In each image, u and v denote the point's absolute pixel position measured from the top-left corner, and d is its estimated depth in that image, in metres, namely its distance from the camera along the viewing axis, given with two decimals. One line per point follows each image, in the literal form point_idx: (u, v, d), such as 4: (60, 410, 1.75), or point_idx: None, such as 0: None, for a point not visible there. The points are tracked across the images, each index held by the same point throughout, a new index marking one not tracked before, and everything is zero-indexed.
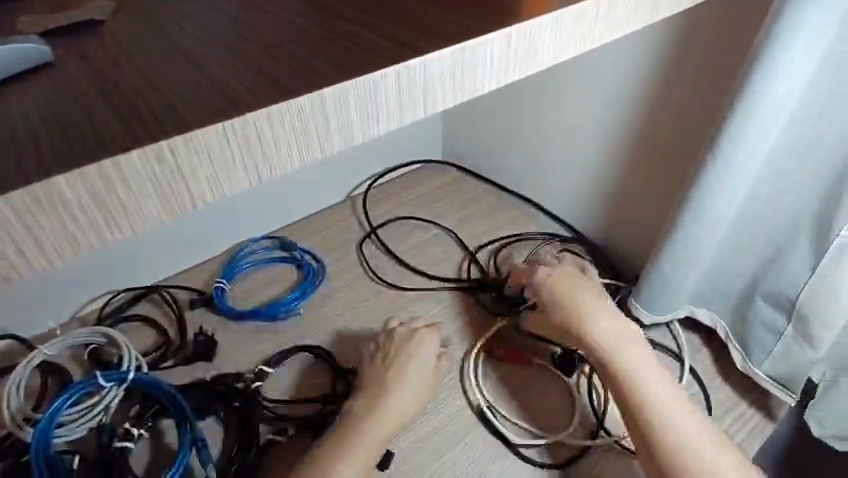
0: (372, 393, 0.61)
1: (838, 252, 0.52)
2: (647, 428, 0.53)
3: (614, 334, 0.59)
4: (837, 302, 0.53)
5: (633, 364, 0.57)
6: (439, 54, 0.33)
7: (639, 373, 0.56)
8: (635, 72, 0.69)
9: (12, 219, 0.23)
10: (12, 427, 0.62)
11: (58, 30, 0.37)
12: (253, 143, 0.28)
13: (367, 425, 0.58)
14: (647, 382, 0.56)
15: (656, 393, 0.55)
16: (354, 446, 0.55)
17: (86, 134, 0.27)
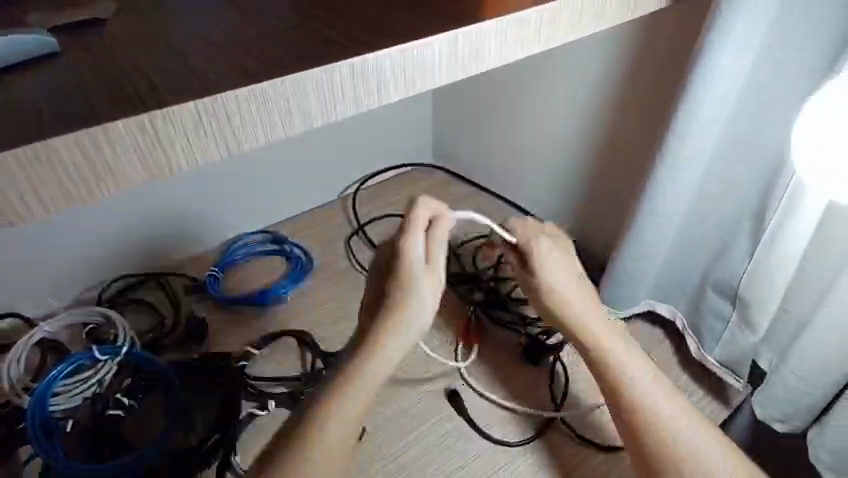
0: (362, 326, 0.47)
1: (769, 243, 0.58)
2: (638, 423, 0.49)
3: (603, 322, 0.53)
4: (771, 287, 0.59)
5: (616, 352, 0.52)
6: (388, 51, 0.39)
7: (625, 367, 0.51)
8: (603, 78, 0.75)
9: (17, 172, 0.28)
10: (12, 394, 0.67)
11: (64, 29, 0.43)
12: (223, 121, 0.34)
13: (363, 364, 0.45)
14: (632, 373, 0.51)
15: (646, 386, 0.50)
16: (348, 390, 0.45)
17: (82, 109, 0.32)
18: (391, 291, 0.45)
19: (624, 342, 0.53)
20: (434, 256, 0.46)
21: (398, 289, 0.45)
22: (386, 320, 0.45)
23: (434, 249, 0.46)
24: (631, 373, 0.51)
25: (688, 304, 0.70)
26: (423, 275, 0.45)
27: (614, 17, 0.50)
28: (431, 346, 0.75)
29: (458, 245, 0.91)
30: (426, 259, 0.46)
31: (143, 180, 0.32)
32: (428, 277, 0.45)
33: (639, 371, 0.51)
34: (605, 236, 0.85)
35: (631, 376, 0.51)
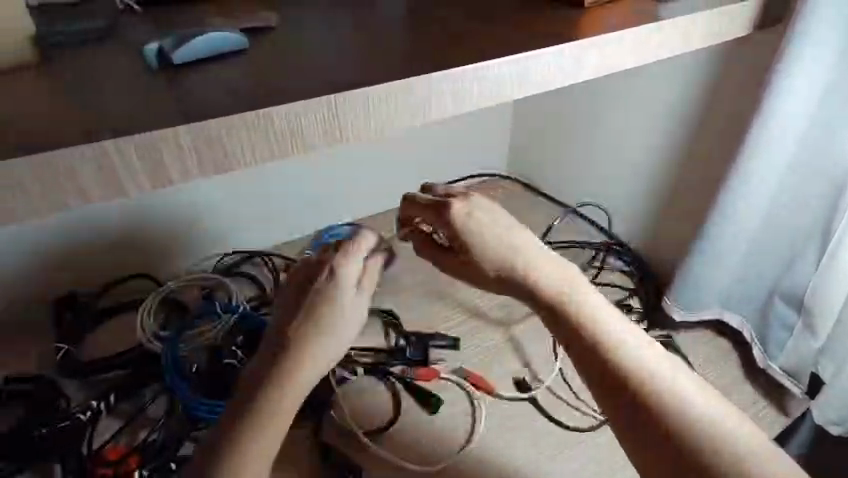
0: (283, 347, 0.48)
1: (833, 253, 0.63)
2: (649, 417, 0.41)
3: (604, 312, 0.46)
4: (835, 291, 0.64)
5: (620, 344, 0.44)
6: (512, 59, 0.47)
7: (646, 366, 0.43)
8: (683, 100, 0.80)
9: (243, 130, 0.38)
10: (143, 339, 0.78)
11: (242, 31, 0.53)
12: (383, 106, 0.43)
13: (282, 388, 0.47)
14: (650, 370, 0.43)
15: (657, 371, 0.43)
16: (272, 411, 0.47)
17: (278, 90, 0.42)
18: (304, 330, 0.49)
19: (629, 331, 0.45)
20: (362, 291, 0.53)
21: (332, 319, 0.50)
22: (300, 354, 0.48)
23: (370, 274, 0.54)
24: (637, 360, 0.43)
25: (754, 313, 0.75)
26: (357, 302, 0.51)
27: (701, 40, 0.58)
28: (505, 337, 0.83)
29: None
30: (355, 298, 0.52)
31: (322, 145, 0.42)
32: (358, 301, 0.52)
33: (645, 355, 0.44)
34: (675, 251, 0.89)
35: (634, 362, 0.43)
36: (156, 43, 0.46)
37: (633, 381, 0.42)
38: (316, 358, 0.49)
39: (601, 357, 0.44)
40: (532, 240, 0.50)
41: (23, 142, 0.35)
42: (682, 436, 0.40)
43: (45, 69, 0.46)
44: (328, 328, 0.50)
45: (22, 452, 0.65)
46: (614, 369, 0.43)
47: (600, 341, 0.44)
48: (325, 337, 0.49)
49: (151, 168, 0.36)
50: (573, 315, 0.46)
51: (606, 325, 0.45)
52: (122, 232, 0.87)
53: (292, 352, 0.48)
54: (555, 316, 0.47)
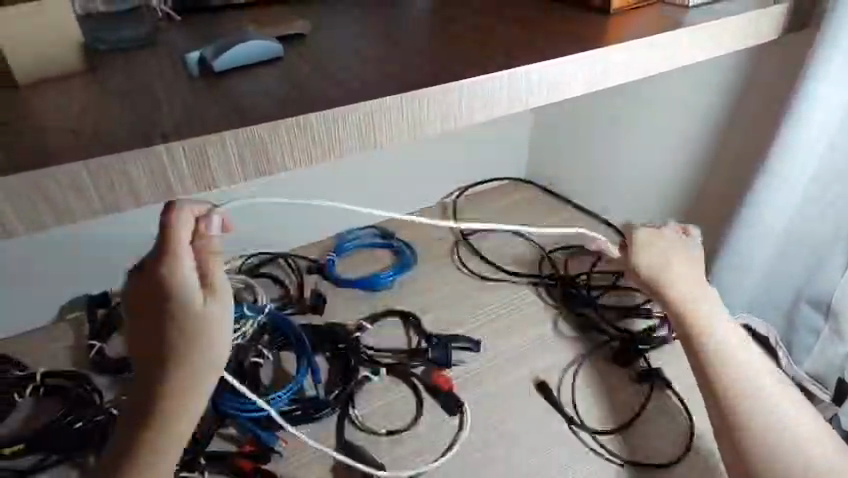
0: (154, 367, 0.43)
1: None
2: (738, 417, 0.51)
3: (723, 326, 0.57)
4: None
5: (728, 354, 0.55)
6: (540, 66, 0.48)
7: (741, 374, 0.53)
8: (706, 104, 0.81)
9: (284, 133, 0.39)
10: None
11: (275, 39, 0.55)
12: (416, 112, 0.44)
13: (164, 413, 0.43)
14: (743, 381, 0.53)
15: (754, 383, 0.53)
16: (154, 440, 0.44)
17: (315, 96, 0.44)
18: (176, 349, 0.43)
19: (743, 347, 0.55)
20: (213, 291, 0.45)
21: (188, 323, 0.43)
22: (165, 364, 0.43)
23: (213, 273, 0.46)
24: (740, 370, 0.53)
25: (781, 319, 0.75)
26: (218, 303, 0.45)
27: (731, 45, 0.59)
28: (526, 339, 0.83)
29: (552, 251, 0.99)
30: (206, 301, 0.44)
31: (357, 148, 0.43)
32: (211, 301, 0.45)
33: (750, 369, 0.54)
34: (699, 256, 0.89)
35: (735, 371, 0.53)
36: (197, 51, 0.48)
37: (733, 387, 0.52)
38: (197, 366, 0.44)
39: (711, 361, 0.54)
40: (690, 266, 0.61)
41: (79, 142, 0.37)
42: (760, 436, 0.50)
43: (94, 77, 0.48)
44: (192, 336, 0.43)
45: (58, 443, 0.68)
46: (719, 374, 0.53)
47: (713, 350, 0.55)
48: (193, 344, 0.43)
49: (197, 169, 0.37)
50: (696, 326, 0.57)
51: (717, 335, 0.56)
52: (151, 233, 0.89)
53: (173, 375, 0.43)
54: (678, 321, 0.58)
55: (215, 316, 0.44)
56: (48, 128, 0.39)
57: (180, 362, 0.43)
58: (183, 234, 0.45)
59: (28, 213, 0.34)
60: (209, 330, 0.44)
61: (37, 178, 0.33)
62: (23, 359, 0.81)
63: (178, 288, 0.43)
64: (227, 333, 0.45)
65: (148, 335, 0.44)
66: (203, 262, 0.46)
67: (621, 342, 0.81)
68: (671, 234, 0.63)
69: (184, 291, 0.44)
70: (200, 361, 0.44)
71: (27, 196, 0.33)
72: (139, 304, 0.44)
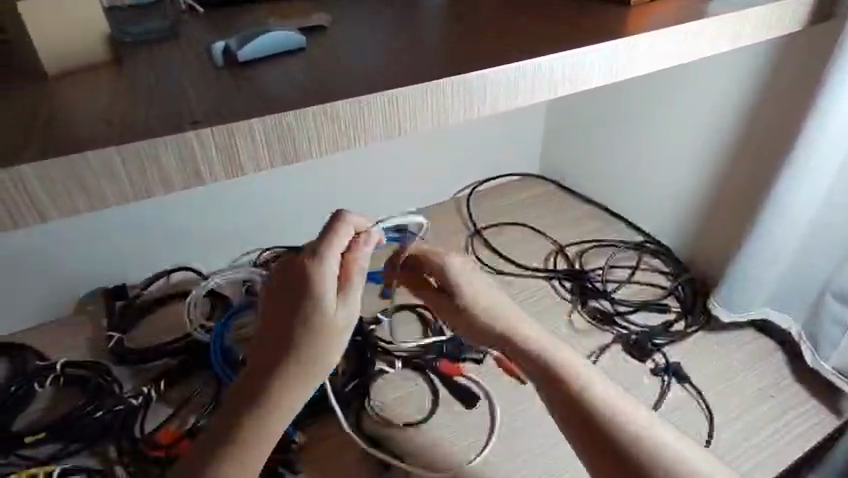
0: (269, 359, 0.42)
1: None
2: (606, 433, 0.50)
3: (570, 358, 0.55)
4: None
5: (579, 372, 0.54)
6: (564, 55, 0.48)
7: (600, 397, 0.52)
8: (727, 97, 0.81)
9: (316, 122, 0.40)
10: (191, 330, 0.81)
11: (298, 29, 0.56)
12: (443, 100, 0.44)
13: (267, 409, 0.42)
14: (605, 403, 0.52)
15: (605, 392, 0.53)
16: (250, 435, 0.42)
17: (342, 85, 0.44)
18: (302, 343, 0.42)
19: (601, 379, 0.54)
20: (351, 292, 0.45)
21: (317, 320, 0.43)
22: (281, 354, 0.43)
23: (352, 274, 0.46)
24: (594, 388, 0.53)
25: (804, 312, 0.75)
26: (349, 304, 0.45)
27: (752, 35, 0.58)
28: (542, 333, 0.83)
29: (566, 245, 0.99)
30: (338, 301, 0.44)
31: (382, 135, 0.43)
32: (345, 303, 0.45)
33: (596, 380, 0.54)
34: (719, 251, 0.89)
35: (587, 388, 0.53)
36: (222, 42, 0.49)
37: (590, 407, 0.51)
38: (308, 359, 0.43)
39: (569, 389, 0.53)
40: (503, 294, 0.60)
41: (112, 131, 0.37)
42: (633, 445, 0.49)
43: (118, 69, 0.49)
44: (316, 331, 0.43)
45: (80, 433, 0.69)
46: (577, 399, 0.52)
47: (568, 377, 0.53)
48: (314, 343, 0.43)
49: (227, 156, 0.38)
50: (522, 347, 0.56)
51: (576, 371, 0.54)
52: (174, 226, 0.89)
53: (290, 370, 0.42)
54: (528, 359, 0.56)
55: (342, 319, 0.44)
56: (82, 117, 0.39)
57: (298, 355, 0.42)
58: (339, 243, 0.46)
59: (61, 198, 0.34)
60: (335, 329, 0.43)
61: (71, 161, 0.34)
62: (43, 350, 0.83)
63: (319, 283, 0.44)
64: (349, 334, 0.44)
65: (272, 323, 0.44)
66: (346, 264, 0.46)
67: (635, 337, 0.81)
68: (466, 261, 0.60)
69: (324, 287, 0.44)
70: (314, 357, 0.43)
71: (60, 181, 0.34)
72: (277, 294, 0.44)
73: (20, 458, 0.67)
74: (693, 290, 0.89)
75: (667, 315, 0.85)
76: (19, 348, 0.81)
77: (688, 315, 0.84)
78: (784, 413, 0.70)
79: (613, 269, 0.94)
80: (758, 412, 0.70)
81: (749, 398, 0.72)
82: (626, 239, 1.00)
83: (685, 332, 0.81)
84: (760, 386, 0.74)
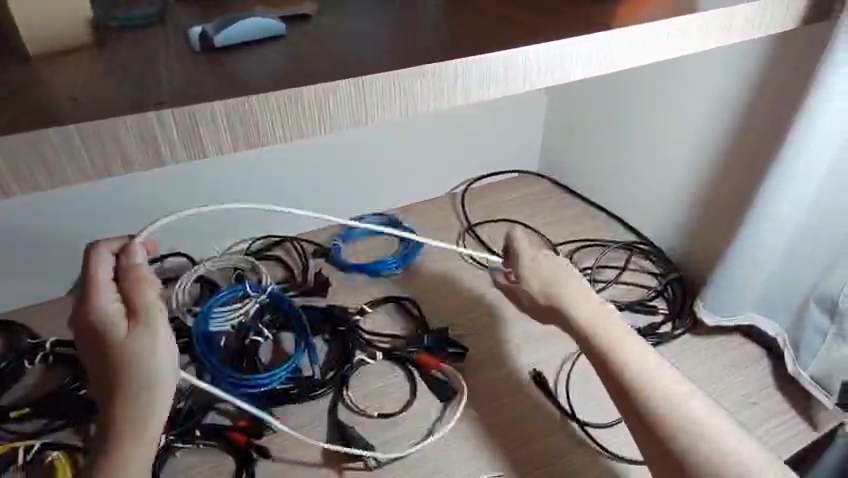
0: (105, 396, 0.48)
1: None
2: (647, 414, 0.48)
3: (629, 345, 0.54)
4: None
5: (631, 357, 0.53)
6: (540, 47, 0.48)
7: (653, 388, 0.50)
8: (724, 97, 0.80)
9: (283, 108, 0.40)
10: (179, 313, 0.81)
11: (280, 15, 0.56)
12: (413, 88, 0.44)
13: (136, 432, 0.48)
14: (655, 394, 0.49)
15: (653, 375, 0.51)
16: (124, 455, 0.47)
17: (314, 72, 0.44)
18: (111, 372, 0.47)
19: (659, 372, 0.51)
20: (145, 317, 0.49)
21: (119, 348, 0.48)
22: (128, 396, 0.47)
23: (138, 300, 0.50)
24: (648, 376, 0.51)
25: (790, 320, 0.75)
26: (149, 328, 0.49)
27: (742, 32, 0.57)
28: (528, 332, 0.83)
29: (559, 243, 0.98)
30: (130, 329, 0.48)
31: (349, 123, 0.43)
32: (139, 329, 0.48)
33: (645, 362, 0.52)
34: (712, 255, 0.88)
35: (640, 372, 0.51)
36: (200, 27, 0.49)
37: (630, 382, 0.51)
38: (136, 383, 0.48)
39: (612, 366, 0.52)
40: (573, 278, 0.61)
41: (79, 109, 0.38)
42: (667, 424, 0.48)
43: (99, 50, 0.49)
44: (133, 362, 0.48)
45: (66, 409, 0.70)
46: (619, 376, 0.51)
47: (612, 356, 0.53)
48: (123, 371, 0.47)
49: (190, 136, 0.38)
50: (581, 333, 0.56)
51: (628, 358, 0.52)
52: (157, 203, 0.89)
53: (123, 407, 0.47)
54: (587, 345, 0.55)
55: (143, 344, 0.48)
56: (53, 96, 0.40)
57: (144, 389, 0.48)
58: (108, 273, 0.50)
59: (24, 174, 0.35)
60: (142, 355, 0.48)
61: (34, 138, 0.35)
62: (37, 329, 0.84)
63: (106, 317, 0.48)
64: (160, 360, 0.49)
65: (100, 364, 0.48)
66: (130, 299, 0.50)
67: None
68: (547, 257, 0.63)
69: (110, 319, 0.48)
70: (156, 384, 0.48)
71: (23, 156, 0.35)
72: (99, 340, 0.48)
73: (7, 432, 0.69)
74: (683, 289, 0.90)
75: (654, 317, 0.85)
76: (13, 326, 0.83)
77: (676, 317, 0.85)
78: (766, 420, 0.71)
79: (603, 269, 0.93)
80: (740, 419, 0.71)
81: (732, 403, 0.73)
82: (619, 239, 1.00)
83: (670, 334, 0.82)
84: (742, 394, 0.74)
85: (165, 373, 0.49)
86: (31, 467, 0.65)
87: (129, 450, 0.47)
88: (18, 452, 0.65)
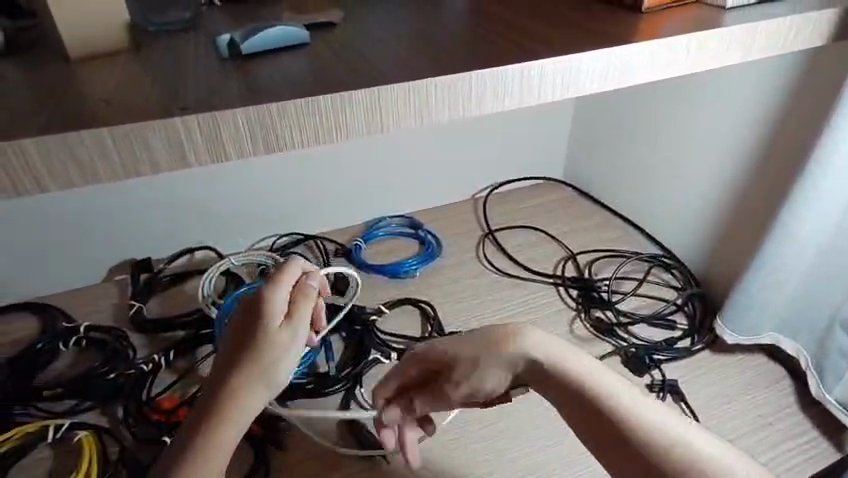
0: (223, 374, 0.45)
1: None
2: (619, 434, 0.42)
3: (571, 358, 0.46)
4: None
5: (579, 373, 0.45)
6: (557, 61, 0.48)
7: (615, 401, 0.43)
8: (753, 109, 0.78)
9: (302, 119, 0.42)
10: (203, 305, 0.84)
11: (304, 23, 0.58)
12: (427, 100, 0.45)
13: (230, 418, 0.44)
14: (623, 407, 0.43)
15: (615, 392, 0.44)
16: (213, 434, 0.43)
17: (335, 80, 0.46)
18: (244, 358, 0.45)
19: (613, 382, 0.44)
20: (298, 325, 0.47)
21: (261, 337, 0.45)
22: (241, 384, 0.44)
23: (299, 306, 0.47)
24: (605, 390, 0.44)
25: (813, 342, 0.75)
26: (293, 333, 0.46)
27: (762, 50, 0.57)
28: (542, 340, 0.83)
29: (578, 253, 0.98)
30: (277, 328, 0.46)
31: (364, 131, 0.45)
32: (289, 335, 0.46)
33: (626, 391, 0.44)
34: (737, 271, 0.87)
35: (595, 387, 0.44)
36: (228, 35, 0.51)
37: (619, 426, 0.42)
38: (263, 376, 0.45)
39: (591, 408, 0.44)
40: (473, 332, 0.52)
41: (109, 110, 0.40)
42: (671, 466, 0.40)
43: (135, 54, 0.52)
44: (265, 357, 0.45)
45: (91, 391, 0.74)
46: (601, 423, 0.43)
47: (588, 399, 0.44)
48: (255, 361, 0.45)
49: (210, 139, 0.40)
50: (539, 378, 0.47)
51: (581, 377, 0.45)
52: (182, 196, 0.92)
53: (237, 391, 0.44)
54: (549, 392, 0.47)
55: (281, 346, 0.45)
56: (89, 98, 0.43)
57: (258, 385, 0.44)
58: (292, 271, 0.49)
59: (58, 172, 0.38)
60: (277, 357, 0.45)
61: (67, 139, 0.37)
62: (73, 312, 0.89)
63: (270, 309, 0.46)
64: (287, 366, 0.46)
65: (239, 344, 0.45)
66: (293, 304, 0.48)
67: (638, 351, 0.80)
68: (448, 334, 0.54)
69: (273, 314, 0.46)
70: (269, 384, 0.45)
71: (56, 154, 0.37)
72: (250, 324, 0.46)
73: (38, 410, 0.73)
74: (703, 303, 0.89)
75: (673, 333, 0.84)
76: (50, 308, 0.88)
77: (695, 332, 0.84)
78: (782, 442, 0.70)
79: (621, 281, 0.93)
80: (755, 438, 0.71)
81: (748, 422, 0.72)
82: (639, 250, 0.99)
83: (689, 350, 0.81)
84: (759, 413, 0.74)
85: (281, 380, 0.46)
86: (57, 445, 0.69)
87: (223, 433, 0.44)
88: (48, 430, 0.69)
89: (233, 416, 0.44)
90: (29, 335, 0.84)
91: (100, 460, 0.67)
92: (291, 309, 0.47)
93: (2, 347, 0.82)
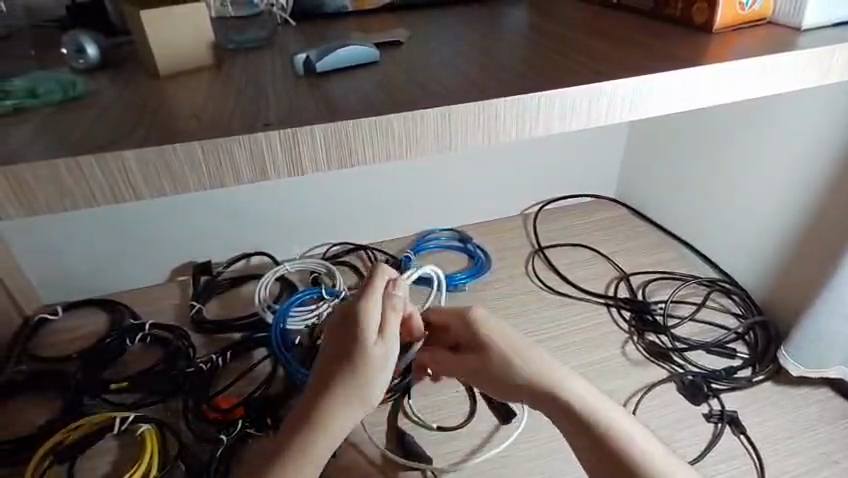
0: (322, 378, 0.48)
1: None
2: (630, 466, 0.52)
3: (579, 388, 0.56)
4: None
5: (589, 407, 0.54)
6: (624, 81, 0.48)
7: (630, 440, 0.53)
8: (824, 130, 0.75)
9: (378, 135, 0.44)
10: (260, 309, 0.88)
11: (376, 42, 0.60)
12: (494, 121, 0.46)
13: (329, 428, 0.47)
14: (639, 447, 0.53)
15: (630, 436, 0.53)
16: (312, 443, 0.47)
17: (409, 97, 0.47)
18: (345, 371, 0.47)
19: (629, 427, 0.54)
20: (391, 341, 0.49)
21: (364, 352, 0.48)
22: (341, 396, 0.47)
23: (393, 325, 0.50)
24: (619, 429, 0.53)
25: None
26: (387, 348, 0.49)
27: (842, 73, 0.55)
28: (592, 358, 0.81)
29: (631, 274, 0.96)
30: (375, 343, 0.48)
31: (434, 150, 0.46)
32: (385, 350, 0.48)
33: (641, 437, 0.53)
34: (803, 299, 0.83)
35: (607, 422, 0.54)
36: (304, 54, 0.54)
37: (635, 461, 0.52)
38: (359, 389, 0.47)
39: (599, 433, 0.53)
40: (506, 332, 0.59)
41: (200, 125, 0.43)
42: None
43: (217, 69, 0.55)
44: (364, 373, 0.47)
45: (157, 387, 0.78)
46: (617, 456, 0.52)
47: (608, 433, 0.53)
48: (357, 377, 0.47)
49: (289, 154, 0.42)
50: (553, 402, 0.55)
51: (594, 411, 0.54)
52: (242, 203, 0.96)
53: (334, 401, 0.47)
54: (560, 415, 0.55)
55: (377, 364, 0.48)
56: (180, 113, 0.46)
57: (356, 401, 0.47)
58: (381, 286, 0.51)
59: (153, 183, 0.41)
60: (377, 371, 0.48)
61: (162, 151, 0.40)
62: (138, 309, 0.94)
63: (367, 325, 0.48)
64: (384, 380, 0.49)
65: (338, 353, 0.48)
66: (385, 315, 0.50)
67: (695, 378, 0.77)
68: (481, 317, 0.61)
69: (369, 329, 0.48)
70: (367, 401, 0.48)
71: (154, 166, 0.40)
72: (350, 337, 0.48)
73: (106, 402, 0.78)
74: (766, 333, 0.85)
75: (733, 362, 0.81)
76: (118, 305, 0.93)
77: (757, 362, 0.81)
78: None
79: (677, 304, 0.90)
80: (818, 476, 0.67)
81: (810, 459, 0.69)
82: (697, 274, 0.96)
83: (750, 380, 0.78)
84: (824, 451, 0.70)
85: (378, 398, 0.48)
86: (122, 436, 0.73)
87: (322, 437, 0.47)
88: (115, 421, 0.72)
89: (329, 426, 0.47)
90: (97, 330, 0.90)
91: (162, 455, 0.69)
92: (384, 323, 0.49)
93: (75, 341, 0.87)
